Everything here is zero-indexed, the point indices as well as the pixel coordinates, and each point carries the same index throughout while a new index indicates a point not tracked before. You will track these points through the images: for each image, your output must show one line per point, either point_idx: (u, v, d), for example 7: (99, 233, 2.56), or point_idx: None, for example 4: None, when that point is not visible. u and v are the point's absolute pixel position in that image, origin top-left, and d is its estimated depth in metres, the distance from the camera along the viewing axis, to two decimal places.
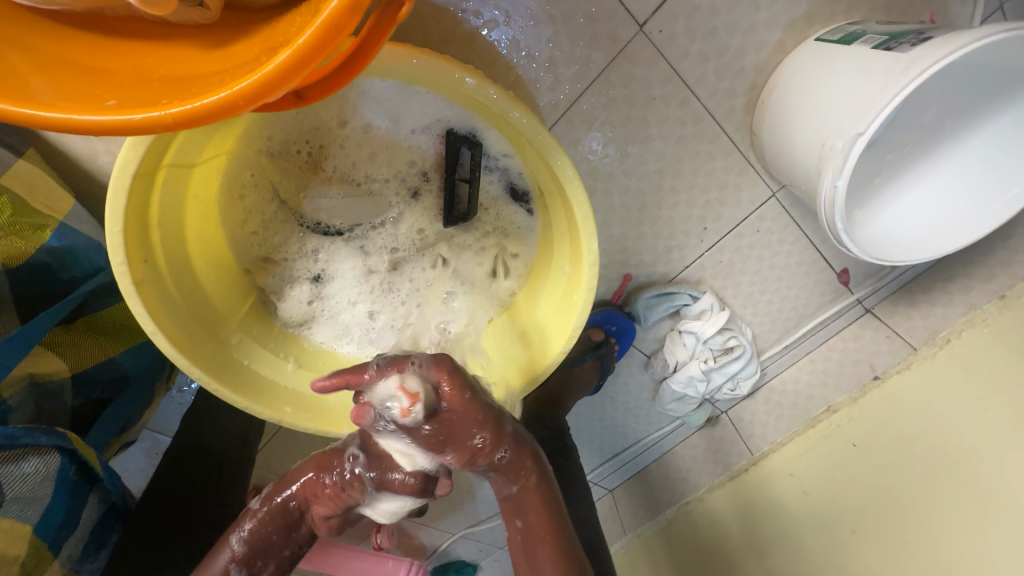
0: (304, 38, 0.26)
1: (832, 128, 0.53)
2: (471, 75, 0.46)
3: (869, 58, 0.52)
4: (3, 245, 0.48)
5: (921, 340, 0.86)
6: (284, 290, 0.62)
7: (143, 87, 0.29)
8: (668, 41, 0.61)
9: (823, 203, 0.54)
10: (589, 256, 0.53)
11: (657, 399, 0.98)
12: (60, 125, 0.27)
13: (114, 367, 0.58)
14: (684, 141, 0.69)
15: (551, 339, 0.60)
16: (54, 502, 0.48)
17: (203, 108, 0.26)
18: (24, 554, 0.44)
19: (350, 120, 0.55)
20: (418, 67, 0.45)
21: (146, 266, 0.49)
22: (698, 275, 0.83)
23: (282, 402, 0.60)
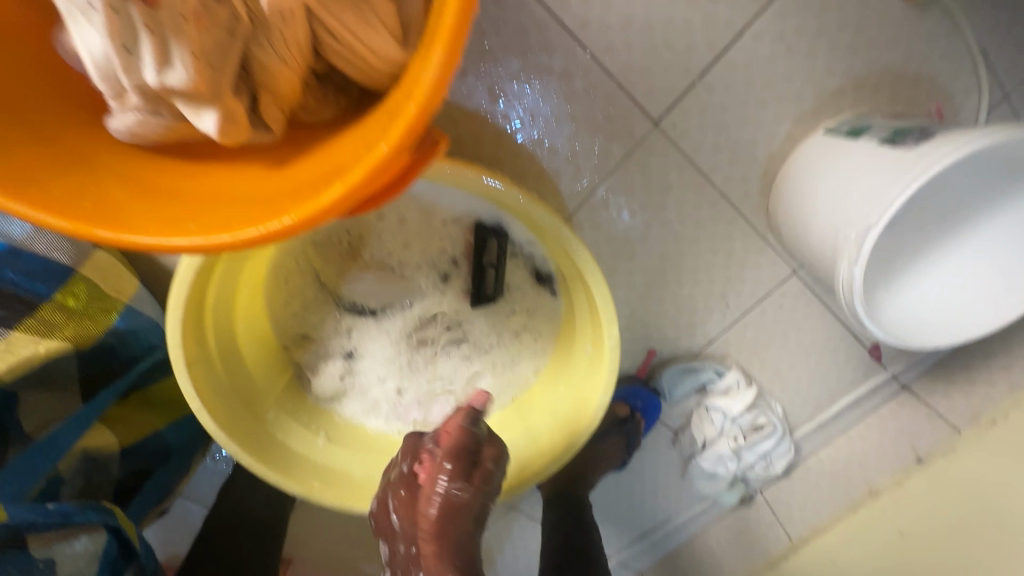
0: (357, 174, 0.29)
1: (846, 218, 0.55)
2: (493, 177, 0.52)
3: (880, 152, 0.54)
4: (79, 329, 0.53)
5: (964, 421, 0.83)
6: (319, 366, 0.66)
7: (216, 207, 0.34)
8: (682, 135, 0.66)
9: (842, 288, 0.55)
10: (610, 338, 0.55)
11: (686, 476, 0.94)
12: (142, 245, 0.30)
13: (158, 439, 0.61)
14: (702, 222, 0.72)
15: (574, 420, 0.61)
16: None
17: (269, 233, 0.30)
18: None
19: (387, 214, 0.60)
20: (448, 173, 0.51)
21: (199, 347, 0.53)
22: (723, 350, 0.83)
23: (310, 478, 0.62)
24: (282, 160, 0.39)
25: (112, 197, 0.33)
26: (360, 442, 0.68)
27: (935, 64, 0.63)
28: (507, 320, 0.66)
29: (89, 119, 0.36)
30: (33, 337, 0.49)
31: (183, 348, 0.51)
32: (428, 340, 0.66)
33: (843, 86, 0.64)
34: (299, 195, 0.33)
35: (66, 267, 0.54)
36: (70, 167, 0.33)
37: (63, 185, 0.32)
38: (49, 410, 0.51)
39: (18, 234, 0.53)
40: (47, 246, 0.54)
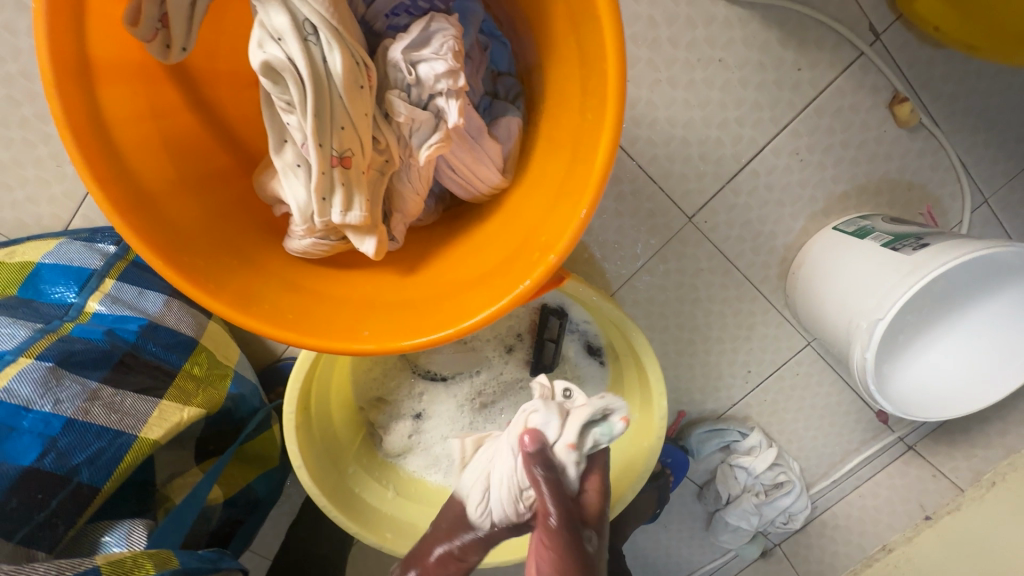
0: (505, 303, 0.40)
1: (857, 309, 0.65)
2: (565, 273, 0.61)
3: (883, 254, 0.65)
4: (207, 394, 0.60)
5: (966, 481, 0.91)
6: (391, 425, 0.73)
7: (379, 314, 0.44)
8: (712, 228, 0.77)
9: (856, 369, 0.64)
10: (659, 409, 0.63)
11: (710, 529, 1.01)
12: (335, 348, 0.40)
13: (250, 492, 0.69)
14: (728, 300, 0.82)
15: (621, 479, 0.68)
16: None
17: (433, 341, 0.41)
18: None
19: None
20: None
21: (302, 412, 0.62)
22: (745, 412, 0.92)
23: (384, 528, 0.68)
24: (411, 266, 0.49)
25: (298, 305, 0.42)
26: (423, 494, 0.75)
27: (925, 174, 0.75)
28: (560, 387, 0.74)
29: (267, 237, 0.45)
30: (179, 403, 0.57)
31: (294, 413, 0.60)
32: (490, 402, 0.74)
33: (848, 191, 0.75)
34: (448, 309, 0.43)
35: (191, 339, 0.64)
36: (264, 280, 0.42)
37: (265, 297, 0.41)
38: (174, 467, 0.57)
39: (153, 309, 0.63)
40: (176, 320, 0.64)
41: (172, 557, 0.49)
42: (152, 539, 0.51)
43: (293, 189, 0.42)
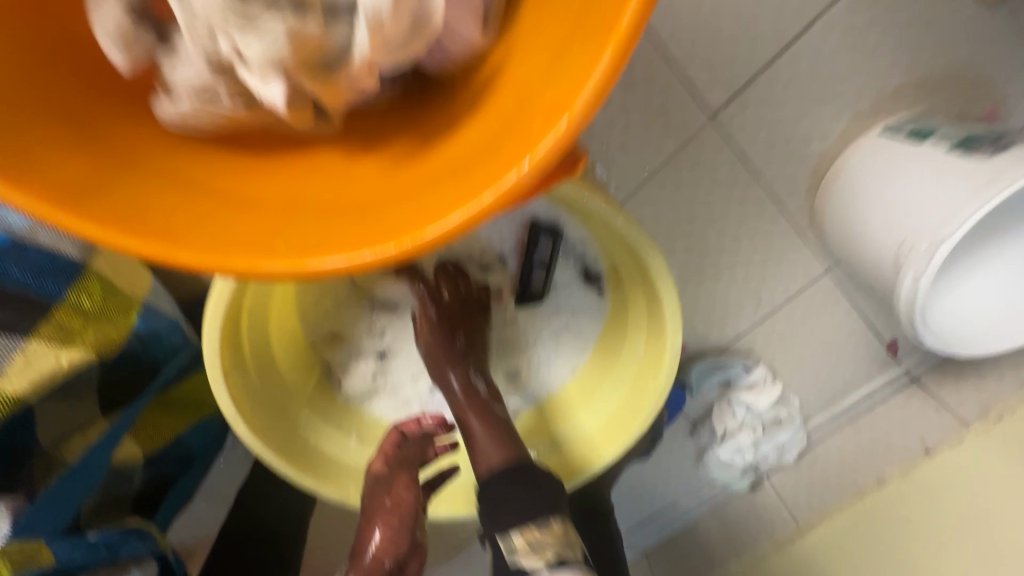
0: (488, 199, 0.27)
1: (911, 228, 0.54)
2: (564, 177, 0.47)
3: (951, 158, 0.53)
4: (99, 334, 0.47)
5: (973, 416, 0.84)
6: (350, 365, 0.62)
7: (304, 221, 0.30)
8: (737, 130, 0.63)
9: (903, 300, 0.55)
10: (671, 346, 0.53)
11: (701, 464, 0.96)
12: (233, 270, 0.26)
13: (180, 446, 0.58)
14: (745, 219, 0.71)
15: (620, 423, 0.59)
16: None
17: (378, 259, 0.27)
18: None
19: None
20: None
21: (235, 352, 0.50)
22: (749, 345, 0.84)
23: (348, 479, 0.60)
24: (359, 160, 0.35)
25: (176, 206, 0.28)
26: None
27: (996, 64, 0.61)
28: (549, 317, 0.63)
29: (137, 111, 0.31)
30: (55, 347, 0.44)
31: (218, 352, 0.48)
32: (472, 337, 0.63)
33: (903, 85, 0.62)
34: (405, 215, 0.29)
35: (75, 262, 0.48)
36: (123, 168, 0.28)
37: (121, 192, 0.27)
38: (62, 426, 0.46)
39: (18, 223, 0.46)
40: (53, 237, 0.48)
41: (42, 550, 0.43)
42: (19, 525, 0.42)
43: (265, 48, 0.26)
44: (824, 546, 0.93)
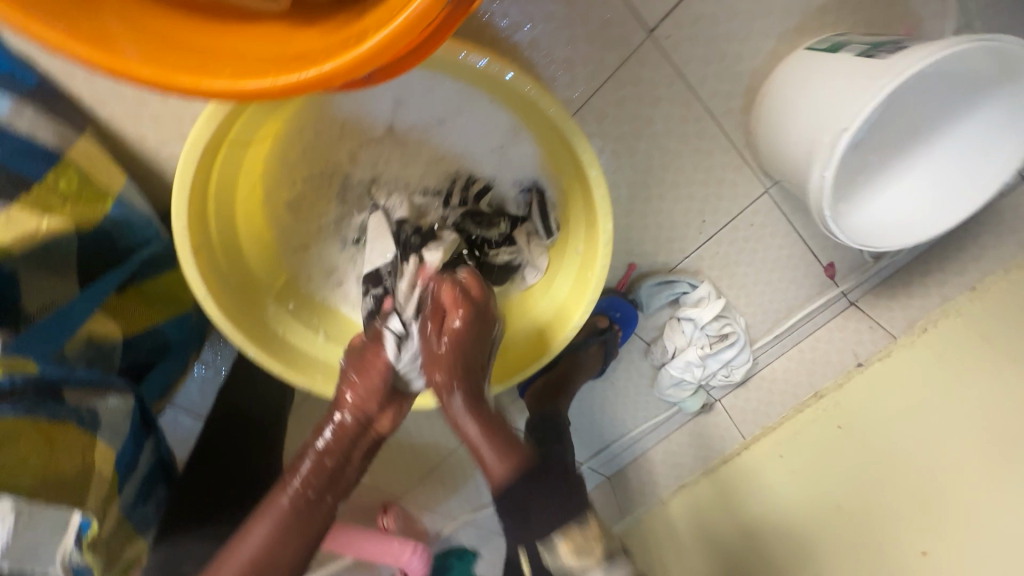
0: (397, 25, 0.31)
1: (820, 126, 0.61)
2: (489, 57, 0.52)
3: (857, 63, 0.59)
4: (75, 212, 0.53)
5: (900, 329, 0.93)
6: (331, 260, 0.68)
7: (249, 63, 0.35)
8: (674, 47, 0.67)
9: (814, 191, 0.62)
10: (604, 234, 0.59)
11: (655, 385, 1.03)
12: (181, 87, 0.32)
13: (159, 334, 0.61)
14: (686, 138, 0.75)
15: (568, 312, 0.65)
16: (126, 447, 0.52)
17: (303, 79, 0.31)
18: (75, 475, 0.46)
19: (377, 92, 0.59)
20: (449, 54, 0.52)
21: (203, 237, 0.55)
22: (697, 266, 0.90)
23: (313, 370, 0.64)
24: (304, 22, 0.39)
25: (137, 44, 0.33)
26: None
27: None
28: (533, 209, 0.66)
29: None
30: (35, 213, 0.49)
31: (187, 231, 0.53)
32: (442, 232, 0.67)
33: (826, 4, 0.66)
34: (332, 52, 0.34)
35: (51, 149, 0.53)
36: (86, 7, 0.33)
37: (86, 24, 0.32)
38: (49, 292, 0.50)
39: None
40: (30, 126, 0.52)
41: (29, 363, 0.45)
42: (9, 347, 0.45)
43: None
44: (766, 455, 1.01)
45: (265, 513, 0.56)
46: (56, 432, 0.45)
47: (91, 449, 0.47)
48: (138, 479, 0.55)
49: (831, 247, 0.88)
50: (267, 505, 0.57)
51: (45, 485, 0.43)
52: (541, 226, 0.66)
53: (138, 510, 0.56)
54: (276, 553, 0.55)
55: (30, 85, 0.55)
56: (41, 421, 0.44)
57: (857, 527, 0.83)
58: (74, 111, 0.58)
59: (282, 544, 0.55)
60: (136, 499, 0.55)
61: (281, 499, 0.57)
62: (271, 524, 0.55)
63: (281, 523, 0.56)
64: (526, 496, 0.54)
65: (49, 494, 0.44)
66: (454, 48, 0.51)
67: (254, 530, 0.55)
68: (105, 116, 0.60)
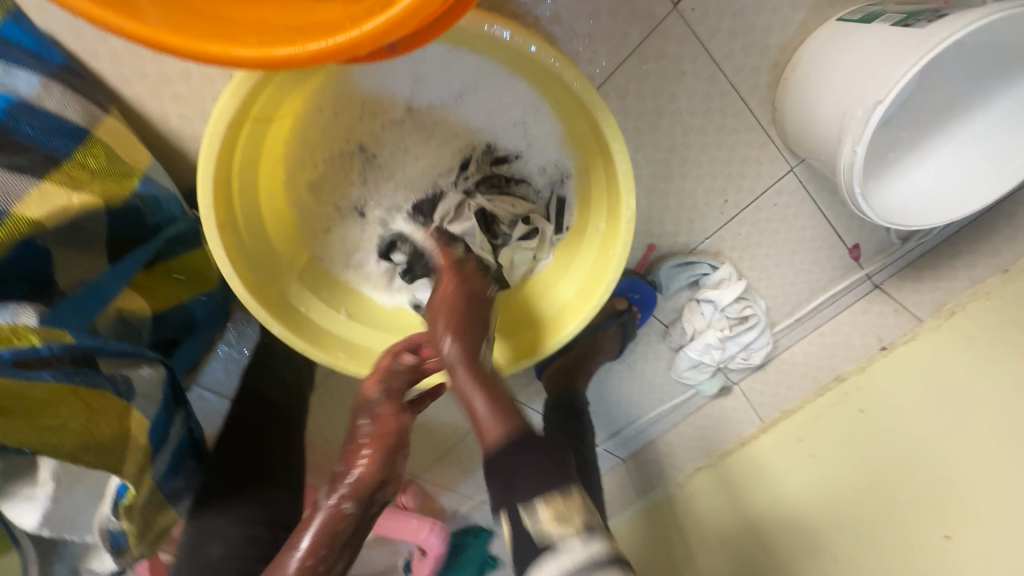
0: None
1: (852, 99, 0.59)
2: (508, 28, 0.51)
3: (893, 33, 0.57)
4: (104, 189, 0.53)
5: (927, 313, 0.91)
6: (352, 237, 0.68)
7: (276, 31, 0.34)
8: (700, 19, 0.65)
9: (843, 166, 0.61)
10: (627, 211, 0.59)
11: (673, 367, 1.03)
12: (208, 56, 0.31)
13: (186, 310, 0.62)
14: (710, 115, 0.73)
15: (590, 289, 0.65)
16: (160, 417, 0.54)
17: (330, 47, 0.31)
18: (111, 437, 0.47)
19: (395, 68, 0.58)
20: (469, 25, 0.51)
21: (227, 214, 0.56)
22: (718, 247, 0.88)
23: (335, 347, 0.65)
24: None
25: (161, 12, 0.33)
26: (378, 318, 0.71)
27: None
28: (551, 204, 0.68)
29: None
30: (66, 190, 0.49)
31: (211, 207, 0.53)
32: (460, 202, 0.67)
33: None
34: (358, 19, 0.33)
35: (80, 128, 0.53)
36: None
37: None
38: (81, 267, 0.50)
39: (26, 91, 0.51)
40: (58, 104, 0.52)
41: (65, 333, 0.45)
42: (46, 317, 0.45)
43: None
44: (785, 438, 1.01)
45: (306, 526, 0.61)
46: (95, 399, 0.46)
47: (127, 418, 0.49)
48: (170, 451, 0.57)
49: (856, 228, 0.86)
50: (305, 521, 0.61)
51: (83, 448, 0.46)
52: (553, 223, 0.68)
53: (169, 481, 0.58)
54: (322, 557, 0.59)
55: (58, 64, 0.55)
56: (80, 386, 0.45)
57: (876, 510, 0.83)
58: (100, 90, 0.59)
59: (330, 539, 0.60)
60: (169, 469, 0.57)
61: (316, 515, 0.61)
62: (313, 534, 0.59)
63: (324, 527, 0.60)
64: (512, 464, 0.55)
65: (86, 454, 0.46)
66: (475, 19, 0.51)
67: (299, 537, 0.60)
68: (129, 96, 0.61)
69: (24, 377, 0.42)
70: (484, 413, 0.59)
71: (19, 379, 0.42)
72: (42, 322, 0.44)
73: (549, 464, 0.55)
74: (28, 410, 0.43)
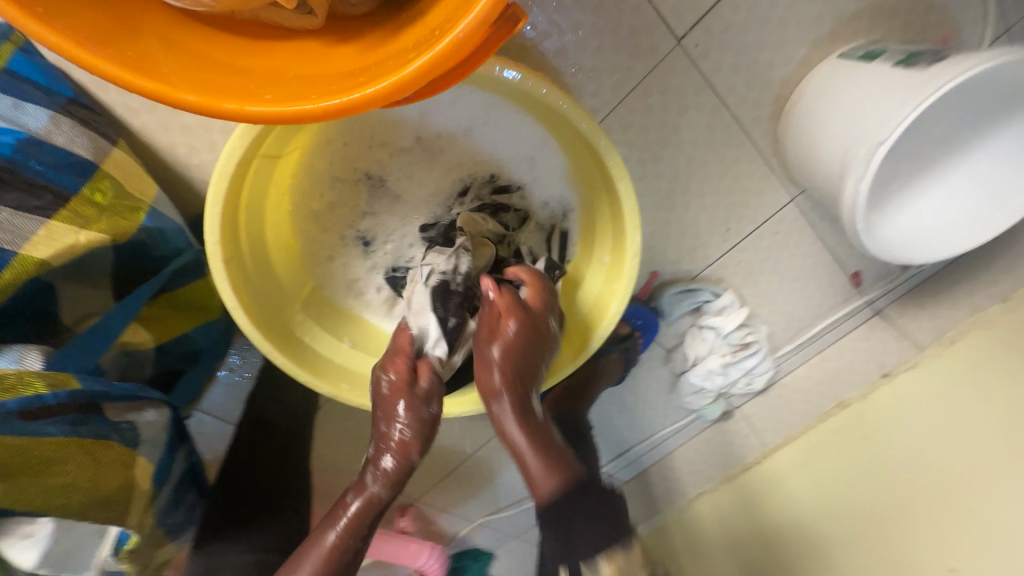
0: (442, 47, 0.31)
1: (854, 137, 0.60)
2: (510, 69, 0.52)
3: (893, 74, 0.58)
4: (111, 225, 0.53)
5: (928, 340, 0.91)
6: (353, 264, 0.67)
7: (291, 84, 0.35)
8: (703, 55, 0.66)
9: (847, 204, 0.61)
10: (632, 246, 0.59)
11: (675, 392, 1.03)
12: (224, 111, 0.32)
13: (188, 342, 0.62)
14: (713, 146, 0.74)
15: (594, 320, 0.65)
16: (163, 457, 0.54)
17: (345, 104, 0.31)
18: (116, 489, 0.47)
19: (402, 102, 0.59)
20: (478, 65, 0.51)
21: (234, 248, 0.56)
22: (720, 274, 0.89)
23: (338, 377, 0.65)
24: (340, 39, 0.39)
25: (180, 68, 0.33)
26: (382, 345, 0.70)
27: None
28: (553, 236, 0.68)
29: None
30: (73, 227, 0.49)
31: (218, 243, 0.54)
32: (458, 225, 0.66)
33: (861, 11, 0.65)
34: (373, 74, 0.33)
35: (88, 163, 0.53)
36: (127, 32, 0.33)
37: (131, 49, 0.33)
38: (85, 305, 0.51)
39: (36, 126, 0.51)
40: (67, 139, 0.53)
41: (71, 379, 0.44)
42: (51, 361, 0.46)
43: None
44: (787, 464, 1.01)
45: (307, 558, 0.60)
46: (99, 446, 0.46)
47: (132, 462, 0.49)
48: (171, 486, 0.56)
49: (858, 256, 0.87)
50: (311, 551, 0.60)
51: (90, 505, 0.46)
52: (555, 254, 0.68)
53: (171, 515, 0.58)
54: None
55: (67, 97, 0.55)
56: (85, 439, 0.45)
57: (880, 542, 0.82)
58: (108, 122, 0.59)
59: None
60: (169, 505, 0.57)
61: (325, 540, 0.60)
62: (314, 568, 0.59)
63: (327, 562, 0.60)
64: (570, 515, 0.58)
65: (94, 512, 0.46)
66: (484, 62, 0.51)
67: (301, 565, 0.59)
68: (137, 127, 0.61)
69: (31, 432, 0.42)
70: (535, 464, 0.62)
71: (21, 435, 0.41)
72: (47, 367, 0.45)
73: (598, 520, 0.58)
74: (31, 468, 0.42)
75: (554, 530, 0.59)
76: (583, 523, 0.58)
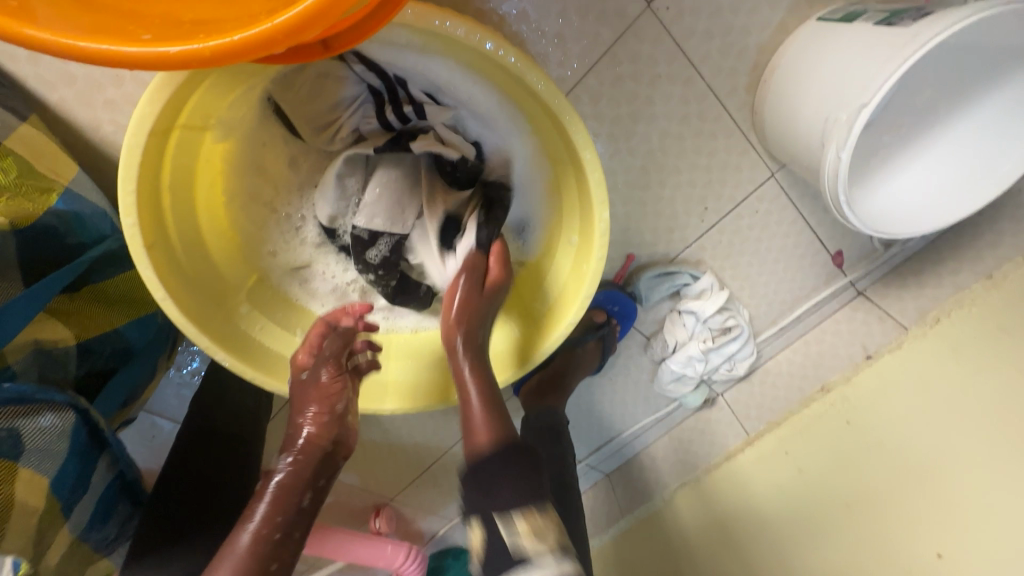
0: None
1: (835, 102, 0.56)
2: (455, 21, 0.46)
3: (873, 34, 0.55)
4: (12, 208, 0.47)
5: (911, 320, 0.88)
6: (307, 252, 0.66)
7: (181, 27, 0.29)
8: (675, 19, 0.62)
9: (827, 173, 0.58)
10: (600, 223, 0.55)
11: (656, 380, 0.99)
12: (89, 51, 0.26)
13: (118, 339, 0.56)
14: (688, 120, 0.70)
15: (563, 306, 0.61)
16: (68, 466, 0.47)
17: (239, 43, 0.26)
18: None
19: (339, 70, 0.54)
20: (412, 20, 0.45)
21: (158, 231, 0.50)
22: (699, 256, 0.85)
23: (288, 374, 0.59)
24: None
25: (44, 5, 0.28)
26: None
27: None
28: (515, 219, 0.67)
29: None
30: None
31: (137, 226, 0.47)
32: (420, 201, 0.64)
33: None
34: (274, 13, 0.28)
35: None
36: None
37: None
38: None
39: None
40: None
41: None
42: None
43: None
44: (771, 452, 0.98)
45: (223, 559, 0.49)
46: None
47: (11, 478, 0.41)
48: (93, 496, 0.51)
49: (840, 234, 0.84)
50: (226, 549, 0.50)
51: None
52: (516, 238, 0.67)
53: (96, 531, 0.52)
54: None
55: None
56: None
57: (864, 532, 0.80)
58: (18, 96, 0.53)
59: None
60: (92, 519, 0.51)
61: (239, 540, 0.50)
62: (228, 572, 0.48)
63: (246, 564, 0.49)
64: (494, 470, 0.52)
65: None
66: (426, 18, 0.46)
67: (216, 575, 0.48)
68: (52, 102, 0.55)
69: None
70: (476, 413, 0.56)
71: None
72: None
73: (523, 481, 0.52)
74: None
75: (473, 488, 0.53)
76: (506, 487, 0.51)
